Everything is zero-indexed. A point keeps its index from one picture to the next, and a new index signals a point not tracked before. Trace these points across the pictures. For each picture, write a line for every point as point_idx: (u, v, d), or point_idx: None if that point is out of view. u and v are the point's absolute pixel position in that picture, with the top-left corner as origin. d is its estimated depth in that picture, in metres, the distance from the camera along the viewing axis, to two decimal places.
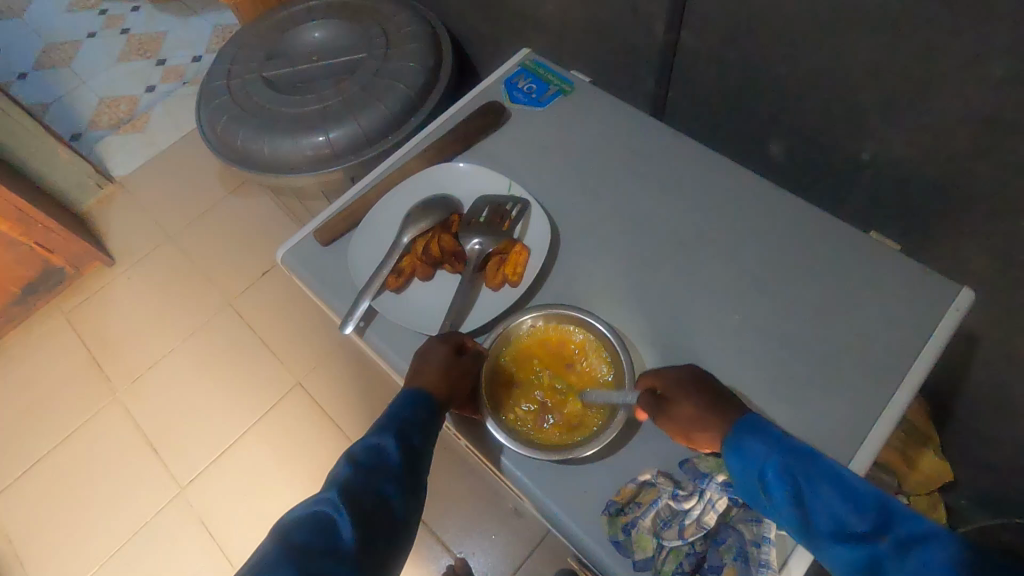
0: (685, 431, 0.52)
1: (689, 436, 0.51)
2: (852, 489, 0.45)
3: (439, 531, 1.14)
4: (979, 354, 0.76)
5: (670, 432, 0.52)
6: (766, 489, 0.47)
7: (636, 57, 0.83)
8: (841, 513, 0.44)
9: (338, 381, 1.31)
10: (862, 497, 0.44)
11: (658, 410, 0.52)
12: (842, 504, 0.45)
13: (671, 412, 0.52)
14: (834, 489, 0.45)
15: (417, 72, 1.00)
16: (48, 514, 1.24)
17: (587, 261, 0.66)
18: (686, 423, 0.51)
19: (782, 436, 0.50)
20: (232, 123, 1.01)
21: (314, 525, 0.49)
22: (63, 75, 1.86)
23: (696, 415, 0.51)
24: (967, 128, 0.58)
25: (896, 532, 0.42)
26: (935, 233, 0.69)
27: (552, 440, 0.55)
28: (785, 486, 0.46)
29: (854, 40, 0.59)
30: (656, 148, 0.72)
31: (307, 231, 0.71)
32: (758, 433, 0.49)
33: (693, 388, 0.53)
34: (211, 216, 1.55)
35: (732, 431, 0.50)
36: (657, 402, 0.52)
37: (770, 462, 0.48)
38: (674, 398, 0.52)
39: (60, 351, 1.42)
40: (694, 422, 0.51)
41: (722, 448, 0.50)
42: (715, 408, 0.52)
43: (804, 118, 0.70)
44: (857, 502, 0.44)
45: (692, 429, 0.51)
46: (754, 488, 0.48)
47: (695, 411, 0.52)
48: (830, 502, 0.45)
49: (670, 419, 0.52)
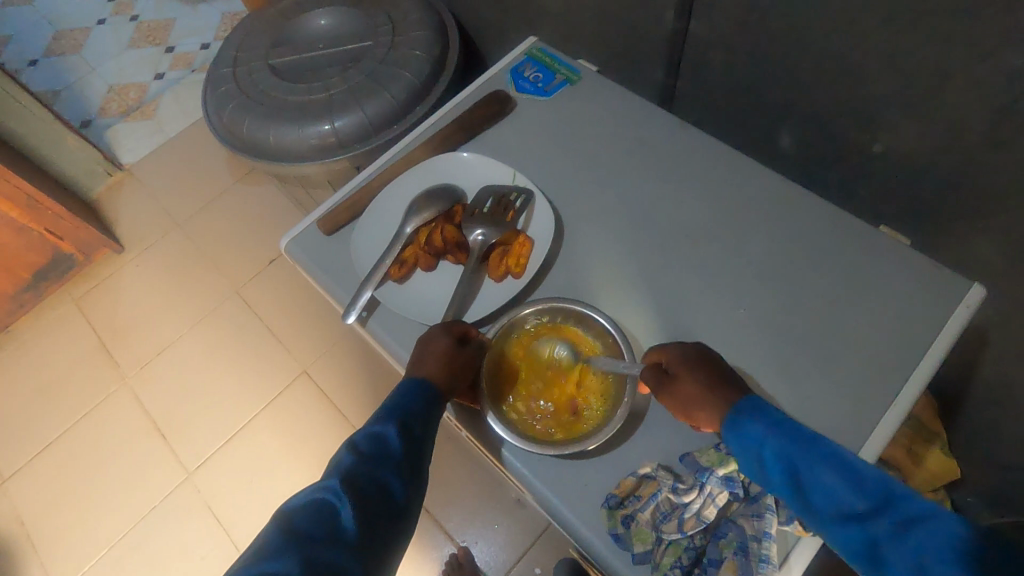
0: (684, 409, 0.51)
1: (688, 414, 0.51)
2: (853, 471, 0.44)
3: (442, 519, 1.15)
4: (990, 351, 0.75)
5: (670, 407, 0.52)
6: (766, 470, 0.47)
7: (645, 45, 0.81)
8: (839, 493, 0.44)
9: (344, 370, 1.31)
10: (863, 478, 0.44)
11: (659, 385, 0.52)
12: (841, 485, 0.44)
13: (674, 387, 0.51)
14: (833, 468, 0.45)
15: (423, 59, 0.99)
16: (58, 497, 1.26)
17: (591, 253, 0.65)
18: (688, 401, 0.51)
19: (783, 417, 0.49)
20: (238, 111, 1.01)
21: (316, 513, 0.49)
22: (73, 62, 1.87)
23: (699, 394, 0.51)
24: (982, 120, 0.57)
25: (896, 512, 0.42)
26: (946, 227, 0.68)
27: (556, 437, 0.55)
28: (783, 466, 0.46)
29: (866, 27, 0.58)
30: (663, 138, 0.71)
31: (310, 220, 0.71)
32: (759, 416, 0.49)
33: (696, 366, 0.52)
34: (219, 204, 1.56)
35: (731, 414, 0.49)
36: (658, 382, 0.52)
37: (770, 443, 0.47)
38: (677, 374, 0.52)
39: (70, 336, 1.44)
40: (694, 401, 0.51)
41: (722, 429, 0.49)
42: (719, 389, 0.51)
43: (815, 109, 0.69)
44: (857, 484, 0.44)
45: (693, 408, 0.51)
46: (754, 469, 0.48)
47: (698, 390, 0.51)
48: (829, 481, 0.44)
49: (670, 395, 0.51)
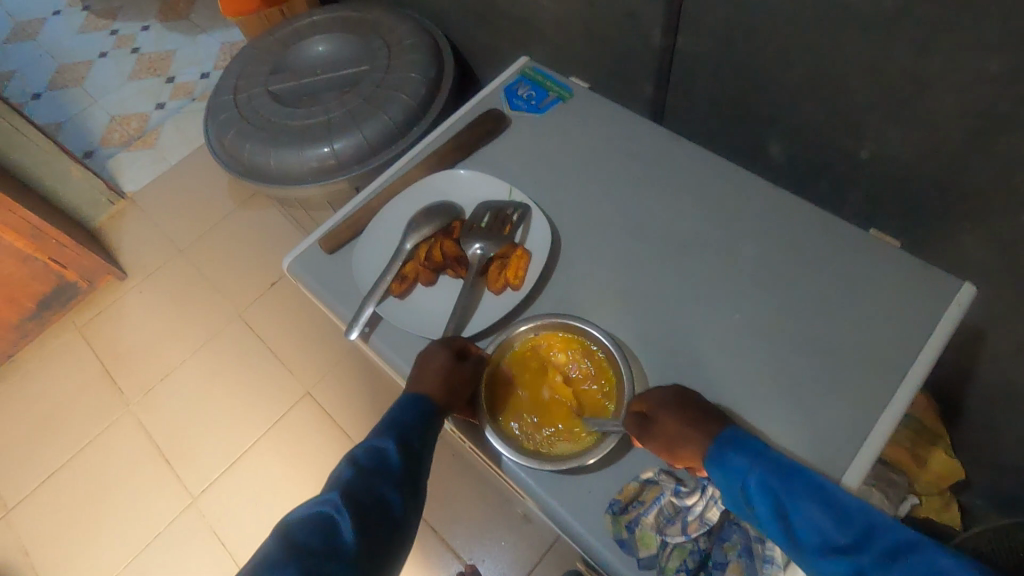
0: (669, 447, 0.51)
1: (671, 452, 0.51)
2: (837, 504, 0.45)
3: (449, 538, 1.14)
4: (987, 350, 0.76)
5: (654, 449, 0.52)
6: (749, 502, 0.47)
7: (634, 62, 0.83)
8: (825, 526, 0.44)
9: (347, 389, 1.32)
10: (846, 510, 0.45)
11: (643, 432, 0.52)
12: (826, 518, 0.45)
13: (655, 428, 0.52)
14: (819, 502, 0.45)
15: (419, 81, 1.02)
16: (63, 526, 1.26)
17: (587, 264, 0.66)
18: (670, 439, 0.51)
19: (765, 448, 0.49)
20: (239, 137, 1.03)
21: (316, 527, 0.50)
22: (76, 94, 1.90)
23: (681, 431, 0.51)
24: (965, 124, 0.58)
25: (879, 545, 0.43)
26: (936, 228, 0.69)
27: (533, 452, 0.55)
28: (768, 499, 0.47)
29: (849, 40, 0.60)
30: (654, 151, 0.73)
31: (311, 240, 0.73)
32: (743, 450, 0.49)
33: (676, 406, 0.52)
34: (221, 229, 1.57)
35: (716, 447, 0.50)
36: (643, 424, 0.52)
37: (754, 476, 0.48)
38: (657, 417, 0.52)
39: (73, 364, 1.44)
40: (677, 438, 0.51)
41: (707, 464, 0.50)
42: (698, 424, 0.51)
43: (802, 118, 0.71)
44: (841, 517, 0.45)
45: (674, 444, 0.51)
46: (739, 500, 0.48)
47: (679, 426, 0.51)
48: (813, 514, 0.45)
49: (652, 437, 0.52)
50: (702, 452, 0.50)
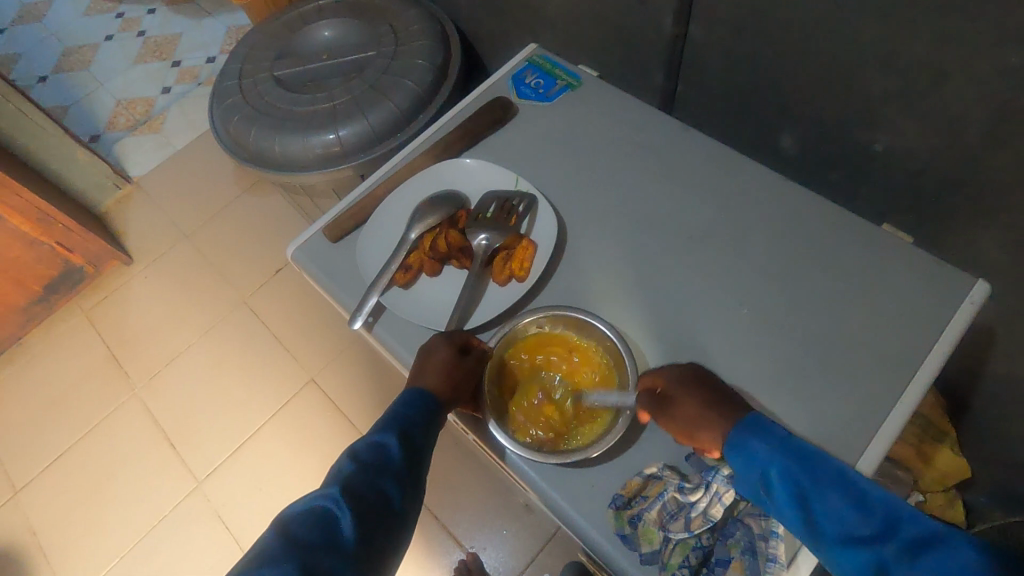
0: (689, 430, 0.51)
1: (692, 435, 0.51)
2: (859, 494, 0.45)
3: (450, 526, 1.15)
4: (999, 348, 0.75)
5: (672, 431, 0.52)
6: (767, 490, 0.47)
7: (645, 51, 0.82)
8: (849, 516, 0.45)
9: (350, 376, 1.32)
10: (867, 500, 0.45)
11: (659, 409, 0.52)
12: (848, 507, 0.45)
13: (674, 408, 0.52)
14: (840, 492, 0.45)
15: (426, 68, 1.00)
16: (69, 507, 1.27)
17: (594, 255, 0.65)
18: (690, 422, 0.51)
19: (781, 435, 0.49)
20: (244, 122, 1.02)
21: (316, 520, 0.50)
22: (82, 78, 1.90)
23: (699, 415, 0.51)
24: (981, 117, 0.57)
25: (901, 536, 0.43)
26: (950, 224, 0.68)
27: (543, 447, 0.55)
28: (789, 487, 0.46)
29: (864, 29, 0.58)
30: (663, 142, 0.72)
31: (316, 228, 0.72)
32: (759, 435, 0.49)
33: (693, 386, 0.53)
34: (225, 215, 1.57)
35: (735, 431, 0.50)
36: (658, 402, 0.52)
37: (772, 462, 0.48)
38: (675, 395, 0.53)
39: (80, 347, 1.45)
40: (697, 422, 0.51)
41: (725, 449, 0.50)
42: (718, 409, 0.52)
43: (815, 110, 0.69)
44: (863, 508, 0.45)
45: (695, 428, 0.51)
46: (756, 486, 0.48)
47: (698, 410, 0.51)
48: (836, 504, 0.45)
49: (671, 417, 0.52)
50: (721, 438, 0.51)
